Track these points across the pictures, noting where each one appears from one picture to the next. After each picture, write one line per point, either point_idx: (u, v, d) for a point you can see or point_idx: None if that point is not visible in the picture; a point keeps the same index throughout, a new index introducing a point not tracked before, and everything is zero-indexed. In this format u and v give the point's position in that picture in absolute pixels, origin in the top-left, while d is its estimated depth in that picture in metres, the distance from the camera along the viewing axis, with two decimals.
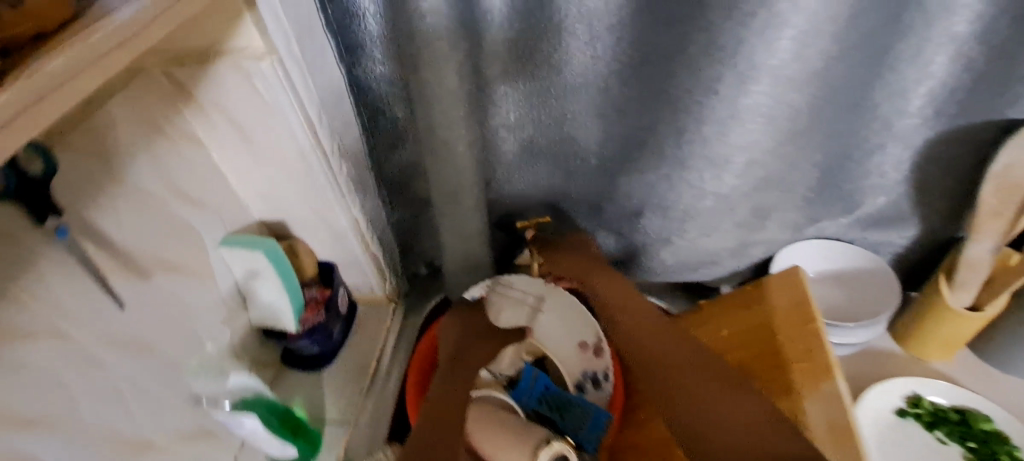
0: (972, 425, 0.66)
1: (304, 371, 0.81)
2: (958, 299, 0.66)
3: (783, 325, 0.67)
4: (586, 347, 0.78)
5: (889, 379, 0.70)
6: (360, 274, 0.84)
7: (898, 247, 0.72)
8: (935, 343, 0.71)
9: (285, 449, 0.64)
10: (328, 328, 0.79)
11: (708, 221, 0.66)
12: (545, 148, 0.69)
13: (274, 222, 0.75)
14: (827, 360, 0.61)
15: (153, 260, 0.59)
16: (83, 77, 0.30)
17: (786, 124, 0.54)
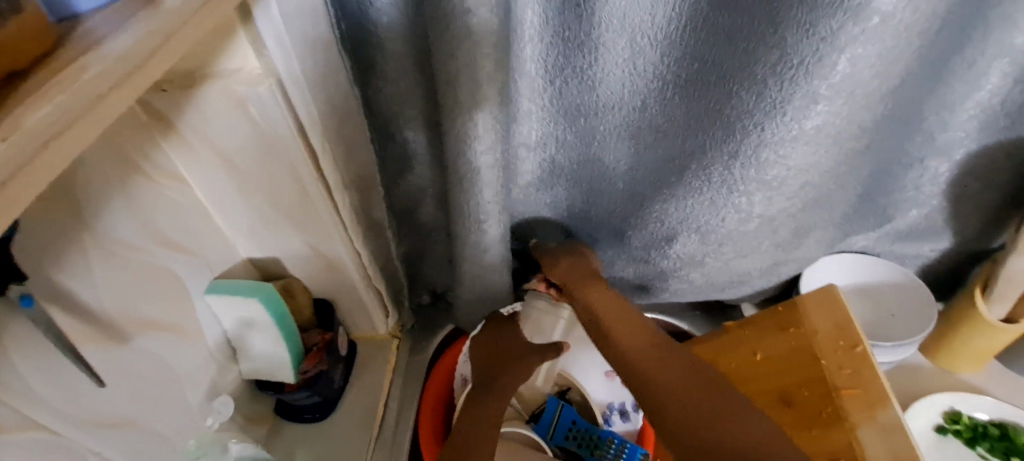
0: (1013, 439, 0.65)
1: (301, 425, 0.71)
2: (993, 311, 0.65)
3: (826, 349, 0.63)
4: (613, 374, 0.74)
5: (929, 396, 0.67)
6: (361, 312, 0.75)
7: (927, 258, 0.71)
8: (966, 356, 0.70)
9: None
10: (330, 375, 0.69)
11: (747, 244, 0.62)
12: (572, 171, 0.63)
13: (264, 260, 0.66)
14: (882, 390, 0.58)
15: (134, 322, 0.50)
16: (79, 126, 0.23)
17: (840, 142, 0.51)
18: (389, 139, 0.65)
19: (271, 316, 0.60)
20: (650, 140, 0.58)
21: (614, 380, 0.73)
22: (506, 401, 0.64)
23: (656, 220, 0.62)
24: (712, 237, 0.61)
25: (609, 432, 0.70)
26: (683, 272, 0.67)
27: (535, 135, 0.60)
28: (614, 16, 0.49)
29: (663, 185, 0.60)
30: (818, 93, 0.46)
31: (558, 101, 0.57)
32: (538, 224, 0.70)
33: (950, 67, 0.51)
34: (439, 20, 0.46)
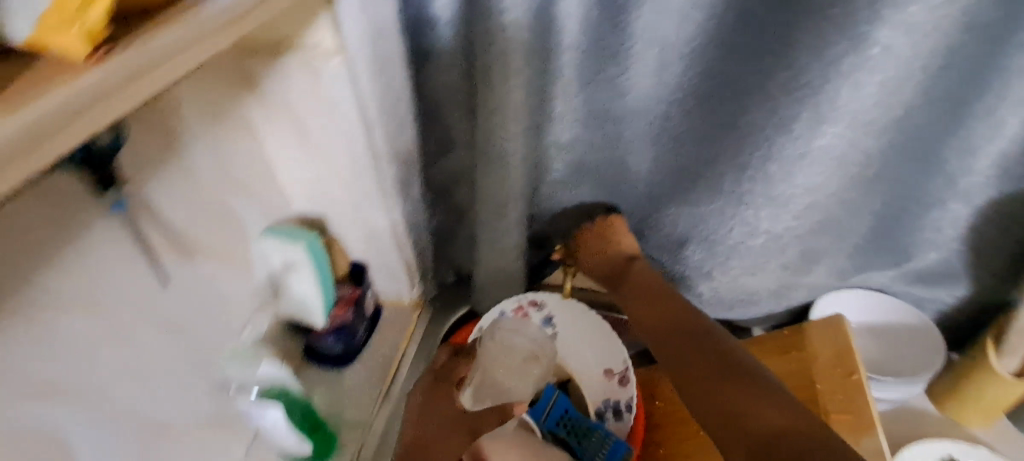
0: None
1: (324, 368, 0.78)
2: (1004, 365, 0.65)
3: (822, 373, 0.65)
4: (612, 374, 0.78)
5: (925, 440, 0.67)
6: (390, 278, 0.82)
7: (945, 305, 0.71)
8: (972, 408, 0.70)
9: (300, 445, 0.62)
10: (354, 327, 0.77)
11: (754, 261, 0.66)
12: (593, 171, 0.68)
13: (314, 218, 0.74)
14: (869, 415, 0.59)
15: (199, 246, 0.59)
16: (181, 55, 0.32)
17: (843, 167, 0.56)
18: (435, 123, 0.72)
19: (314, 262, 0.68)
20: (671, 147, 0.62)
21: (612, 379, 0.78)
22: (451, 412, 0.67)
23: (670, 224, 0.68)
24: (719, 247, 0.66)
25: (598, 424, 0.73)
26: (693, 283, 0.71)
27: (565, 135, 0.65)
28: (647, 29, 0.54)
29: (681, 190, 0.65)
30: (824, 115, 0.52)
31: (590, 106, 0.62)
32: (563, 221, 0.76)
33: (974, 113, 0.53)
34: (484, 19, 0.53)
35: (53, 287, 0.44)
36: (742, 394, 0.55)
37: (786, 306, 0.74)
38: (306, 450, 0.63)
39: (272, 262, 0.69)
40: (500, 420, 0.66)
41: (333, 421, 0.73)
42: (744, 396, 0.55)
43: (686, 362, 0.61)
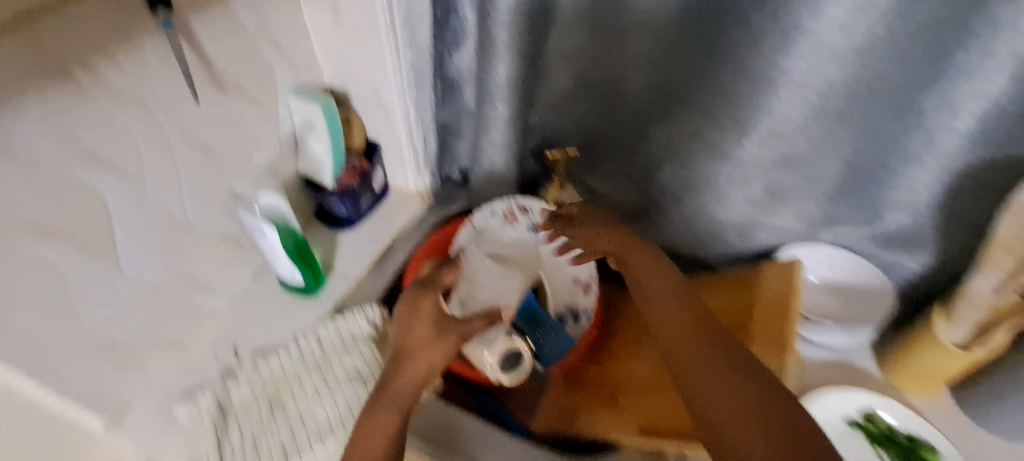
0: (916, 452, 0.66)
1: (329, 227, 0.89)
2: (949, 334, 0.66)
3: (762, 305, 0.69)
4: (579, 282, 0.83)
5: (851, 390, 0.70)
6: (400, 161, 0.91)
7: (911, 273, 0.72)
8: (914, 375, 0.72)
9: (293, 274, 0.75)
10: (358, 195, 0.87)
11: (721, 190, 0.70)
12: (591, 83, 0.73)
13: (339, 90, 0.82)
14: (787, 338, 0.63)
15: (234, 85, 0.69)
16: None
17: (820, 101, 0.59)
18: None
19: (326, 122, 0.76)
20: (662, 64, 0.66)
21: (579, 287, 0.83)
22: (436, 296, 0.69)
23: (652, 144, 0.73)
24: (692, 170, 0.70)
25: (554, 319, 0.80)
26: (666, 207, 0.77)
27: (564, 41, 0.70)
28: None
29: (665, 111, 0.69)
30: (796, 40, 0.55)
31: (591, 12, 0.66)
32: (562, 135, 0.82)
33: (957, 65, 0.53)
34: None
35: (105, 77, 0.54)
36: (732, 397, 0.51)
37: (752, 248, 0.77)
38: (299, 282, 0.77)
39: (293, 118, 0.78)
40: (487, 325, 0.67)
41: (327, 269, 0.85)
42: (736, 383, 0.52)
43: (682, 342, 0.58)
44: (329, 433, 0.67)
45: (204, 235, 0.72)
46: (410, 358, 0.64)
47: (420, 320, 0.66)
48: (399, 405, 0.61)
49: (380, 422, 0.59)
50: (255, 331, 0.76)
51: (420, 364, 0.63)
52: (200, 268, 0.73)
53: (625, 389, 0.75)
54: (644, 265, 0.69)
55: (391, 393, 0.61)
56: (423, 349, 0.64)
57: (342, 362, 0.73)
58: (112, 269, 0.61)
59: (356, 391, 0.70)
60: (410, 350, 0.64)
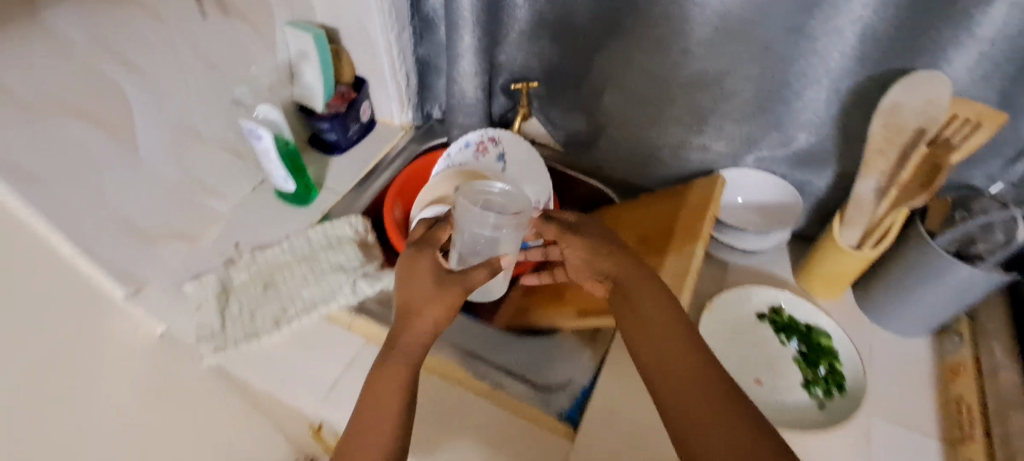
0: (812, 337, 0.77)
1: (322, 153, 1.01)
2: (845, 236, 0.76)
3: (686, 212, 0.79)
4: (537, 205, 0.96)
5: (761, 288, 0.81)
6: (384, 96, 1.02)
7: (819, 188, 0.83)
8: (820, 278, 0.82)
9: (286, 180, 0.87)
10: (346, 122, 0.98)
11: (653, 107, 0.84)
12: (549, 23, 0.84)
13: (330, 27, 0.93)
14: (697, 233, 0.73)
15: (237, 12, 0.80)
16: None
17: (722, 23, 0.71)
18: None
19: (317, 48, 0.87)
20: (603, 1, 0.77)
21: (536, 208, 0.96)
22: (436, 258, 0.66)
23: (598, 71, 0.86)
24: (628, 91, 0.84)
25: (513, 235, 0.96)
26: (609, 127, 0.91)
27: None
28: None
29: (609, 42, 0.81)
30: None
31: None
32: (526, 72, 0.94)
33: None
34: None
35: None
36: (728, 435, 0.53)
37: (686, 169, 0.88)
38: (290, 189, 0.89)
39: (290, 49, 0.90)
40: (490, 275, 0.64)
41: (318, 185, 0.97)
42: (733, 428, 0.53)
43: (682, 371, 0.58)
44: (314, 308, 0.79)
45: (210, 142, 0.84)
46: (420, 311, 0.62)
47: (417, 271, 0.65)
48: (397, 386, 0.59)
49: (378, 417, 0.58)
50: (253, 231, 0.89)
51: (419, 331, 0.62)
52: (206, 173, 0.85)
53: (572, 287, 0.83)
54: (642, 282, 0.65)
55: (400, 351, 0.61)
56: (425, 302, 0.62)
57: (325, 255, 0.85)
58: (135, 160, 0.74)
59: (338, 277, 0.82)
60: (416, 304, 0.62)
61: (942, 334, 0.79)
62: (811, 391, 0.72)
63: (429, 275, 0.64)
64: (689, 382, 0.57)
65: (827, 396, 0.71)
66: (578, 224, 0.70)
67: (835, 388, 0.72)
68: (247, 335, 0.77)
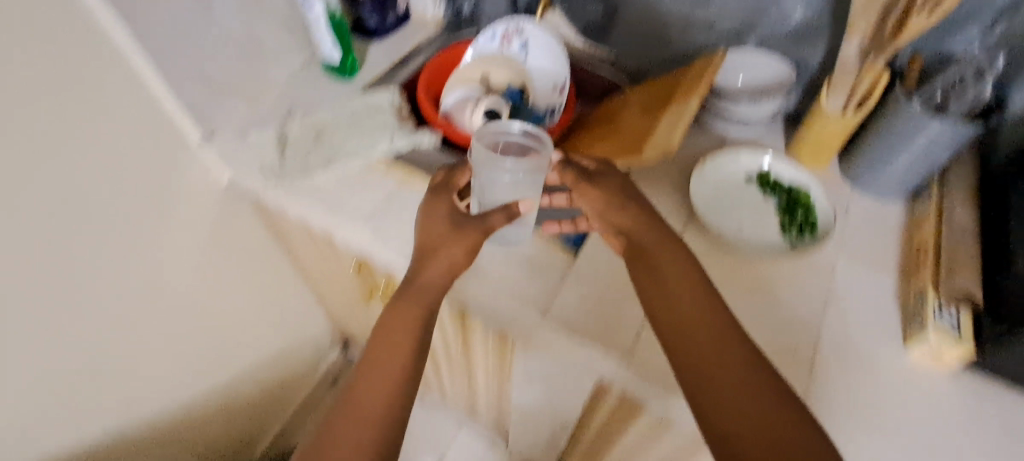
0: (793, 195, 0.86)
1: (360, 39, 1.12)
2: (831, 101, 0.83)
3: (686, 77, 0.90)
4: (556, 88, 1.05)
5: (751, 154, 0.90)
6: None
7: (812, 63, 0.92)
8: (808, 146, 0.89)
9: (332, 48, 0.99)
10: (386, 9, 1.10)
11: None
12: None
13: None
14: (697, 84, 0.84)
15: None
16: None
17: None
18: None
19: None
20: None
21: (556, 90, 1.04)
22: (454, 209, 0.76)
23: None
24: None
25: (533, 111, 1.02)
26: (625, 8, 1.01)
27: None
28: None
29: None
30: None
31: None
32: None
33: None
34: None
35: None
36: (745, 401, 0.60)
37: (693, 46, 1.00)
38: (336, 58, 1.01)
39: None
40: (507, 219, 0.74)
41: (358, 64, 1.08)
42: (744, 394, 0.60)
43: (695, 338, 0.64)
44: (356, 155, 0.92)
45: (267, 13, 0.95)
46: (440, 252, 0.73)
47: (437, 215, 0.75)
48: (408, 337, 0.71)
49: (386, 372, 0.68)
50: (302, 98, 1.01)
51: (439, 265, 0.73)
52: (264, 42, 0.97)
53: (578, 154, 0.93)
54: (655, 241, 0.73)
55: (416, 294, 0.72)
56: (447, 242, 0.74)
57: (367, 118, 0.97)
58: (205, 11, 0.84)
59: (377, 134, 0.94)
60: (437, 245, 0.74)
61: (914, 198, 0.87)
62: (787, 235, 0.82)
63: (447, 225, 0.74)
64: (705, 343, 0.64)
65: (800, 238, 0.81)
66: (596, 173, 0.77)
67: (808, 232, 0.82)
68: (301, 172, 0.91)
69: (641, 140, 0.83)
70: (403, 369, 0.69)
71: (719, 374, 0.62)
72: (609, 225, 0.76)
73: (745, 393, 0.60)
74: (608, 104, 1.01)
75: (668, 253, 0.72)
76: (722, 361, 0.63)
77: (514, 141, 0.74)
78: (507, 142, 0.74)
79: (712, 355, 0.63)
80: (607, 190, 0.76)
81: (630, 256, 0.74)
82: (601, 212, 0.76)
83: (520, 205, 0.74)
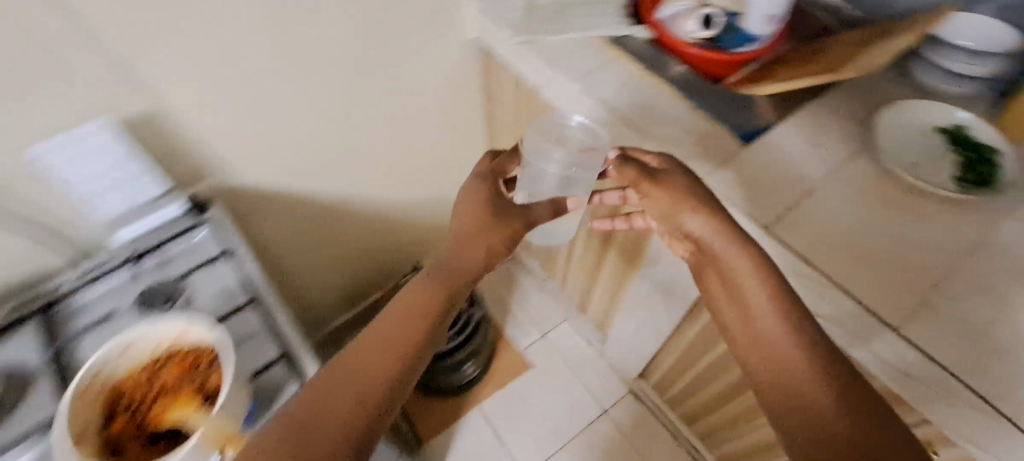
0: (982, 153, 0.90)
1: None
2: None
3: (900, 27, 0.98)
4: (769, 19, 1.10)
5: (949, 109, 0.94)
6: None
7: None
8: (1015, 114, 0.90)
9: None
10: None
11: None
12: None
13: None
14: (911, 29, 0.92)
15: None
16: None
17: None
18: None
19: None
20: None
21: (768, 21, 1.11)
22: (493, 200, 0.93)
23: None
24: None
25: (740, 39, 1.13)
26: None
27: None
28: None
29: None
30: None
31: None
32: None
33: None
34: None
35: None
36: (804, 404, 0.69)
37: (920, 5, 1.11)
38: None
39: None
40: (551, 211, 0.94)
41: None
42: (808, 394, 0.69)
43: (761, 350, 0.74)
44: (586, 30, 1.13)
45: None
46: (467, 240, 0.89)
47: (478, 199, 0.93)
48: (433, 304, 0.83)
49: (398, 327, 0.79)
50: None
51: (477, 248, 0.89)
52: None
53: (774, 73, 1.05)
54: (721, 246, 0.80)
55: (449, 272, 0.87)
56: (478, 231, 0.90)
57: (600, 8, 1.19)
58: None
59: (608, 20, 1.16)
60: (467, 236, 0.90)
61: None
62: (960, 185, 0.87)
63: (478, 217, 0.91)
64: (766, 357, 0.74)
65: (975, 190, 0.86)
66: (654, 171, 0.85)
67: (985, 186, 0.86)
68: (540, 31, 1.14)
69: (844, 64, 0.94)
70: (426, 327, 0.80)
71: (787, 382, 0.71)
72: (675, 228, 0.85)
73: (799, 390, 0.70)
74: (811, 44, 1.11)
75: (731, 274, 0.78)
76: (781, 371, 0.72)
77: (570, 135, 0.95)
78: (565, 134, 0.96)
79: (774, 367, 0.73)
80: (667, 190, 0.83)
81: (699, 257, 0.84)
82: (666, 215, 0.84)
83: (566, 201, 0.97)
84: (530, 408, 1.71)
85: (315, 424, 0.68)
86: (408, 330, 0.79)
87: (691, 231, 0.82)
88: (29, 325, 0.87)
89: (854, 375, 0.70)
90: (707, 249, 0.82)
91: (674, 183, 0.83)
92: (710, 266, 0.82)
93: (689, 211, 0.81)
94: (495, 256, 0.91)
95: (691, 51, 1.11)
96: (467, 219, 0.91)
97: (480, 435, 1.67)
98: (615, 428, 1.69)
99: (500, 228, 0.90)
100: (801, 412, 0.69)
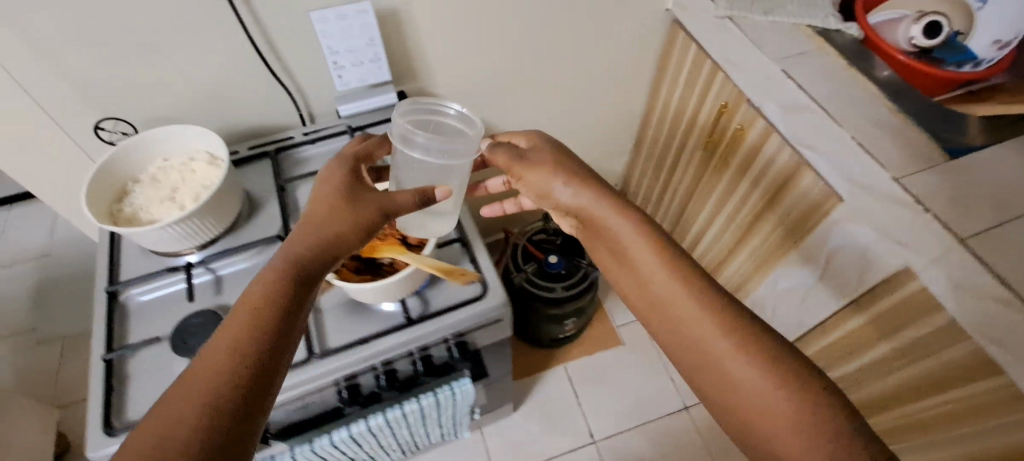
0: None
1: None
2: None
3: None
4: (997, 43, 1.06)
5: None
6: None
7: None
8: None
9: None
10: None
11: None
12: None
13: None
14: None
15: None
16: None
17: None
18: None
19: None
20: None
21: (993, 45, 1.07)
22: (342, 188, 0.77)
23: None
24: None
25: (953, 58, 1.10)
26: None
27: None
28: None
29: None
30: None
31: None
32: None
33: None
34: None
35: None
36: (740, 400, 0.62)
37: None
38: None
39: None
40: (416, 199, 0.75)
41: None
42: (744, 388, 0.61)
43: (674, 336, 0.68)
44: (794, 17, 1.14)
45: None
46: (313, 214, 0.74)
47: (328, 187, 0.77)
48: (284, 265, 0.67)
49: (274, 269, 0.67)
50: None
51: (332, 222, 0.73)
52: None
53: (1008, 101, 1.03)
54: (598, 214, 0.77)
55: (299, 237, 0.72)
56: (326, 207, 0.75)
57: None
58: None
59: (817, 12, 1.15)
60: (311, 218, 0.73)
61: None
62: None
63: (333, 192, 0.76)
64: (683, 346, 0.67)
65: None
66: (530, 149, 0.84)
67: None
68: (747, 10, 1.16)
69: None
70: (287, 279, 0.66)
71: (717, 375, 0.64)
72: (562, 207, 0.82)
73: (733, 380, 0.62)
74: None
75: (621, 250, 0.76)
76: (697, 355, 0.66)
77: (448, 123, 0.81)
78: (439, 121, 0.81)
79: (696, 360, 0.66)
80: (540, 166, 0.81)
81: (590, 231, 0.82)
82: (541, 192, 0.82)
83: (435, 191, 0.77)
84: (613, 379, 1.73)
85: (194, 376, 0.57)
86: (269, 285, 0.65)
87: (574, 205, 0.79)
88: (265, 160, 1.04)
89: (770, 330, 0.65)
90: (598, 225, 0.79)
91: (536, 156, 0.82)
92: (609, 246, 0.78)
93: (559, 183, 0.79)
94: (354, 238, 0.73)
95: (897, 58, 1.09)
96: (326, 193, 0.77)
97: (561, 389, 1.71)
98: (690, 424, 1.66)
99: (357, 200, 0.76)
100: (743, 407, 0.62)
